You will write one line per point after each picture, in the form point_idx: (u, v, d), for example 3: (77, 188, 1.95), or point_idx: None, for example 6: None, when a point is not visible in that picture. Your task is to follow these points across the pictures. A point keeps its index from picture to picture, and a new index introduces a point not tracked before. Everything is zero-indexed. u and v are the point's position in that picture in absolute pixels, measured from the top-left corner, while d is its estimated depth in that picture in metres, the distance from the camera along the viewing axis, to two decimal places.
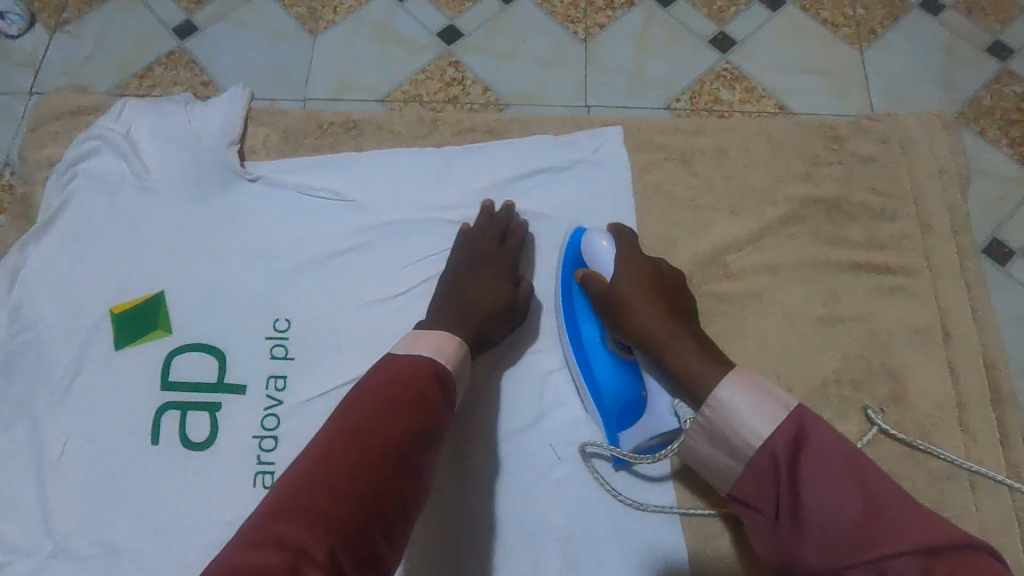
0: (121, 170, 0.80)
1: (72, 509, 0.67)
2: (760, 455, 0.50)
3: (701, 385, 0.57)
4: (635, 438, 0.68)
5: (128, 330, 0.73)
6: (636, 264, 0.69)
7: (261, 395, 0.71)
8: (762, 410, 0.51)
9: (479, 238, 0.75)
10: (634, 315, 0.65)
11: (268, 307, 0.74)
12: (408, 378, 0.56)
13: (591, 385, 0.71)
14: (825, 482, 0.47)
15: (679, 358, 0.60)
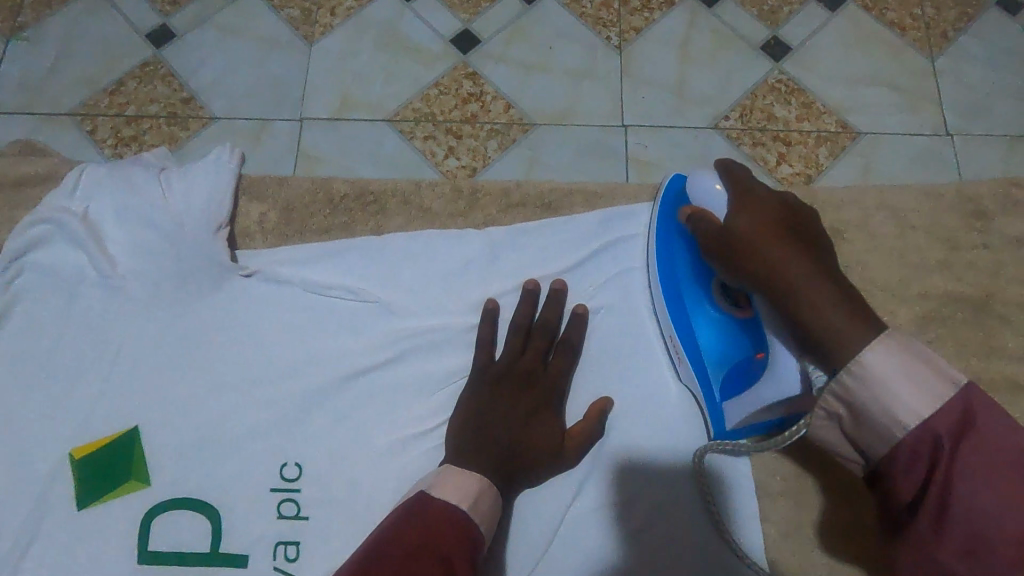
0: (80, 263, 0.63)
1: None
2: (908, 436, 0.38)
3: (838, 346, 0.42)
4: (738, 415, 0.58)
5: (94, 483, 0.57)
6: (760, 197, 0.52)
7: (269, 567, 0.55)
8: (925, 386, 0.38)
9: (521, 356, 0.59)
10: (751, 253, 0.49)
11: (272, 447, 0.58)
12: (426, 529, 0.44)
13: (687, 344, 0.59)
14: (995, 483, 0.36)
15: (815, 304, 0.44)
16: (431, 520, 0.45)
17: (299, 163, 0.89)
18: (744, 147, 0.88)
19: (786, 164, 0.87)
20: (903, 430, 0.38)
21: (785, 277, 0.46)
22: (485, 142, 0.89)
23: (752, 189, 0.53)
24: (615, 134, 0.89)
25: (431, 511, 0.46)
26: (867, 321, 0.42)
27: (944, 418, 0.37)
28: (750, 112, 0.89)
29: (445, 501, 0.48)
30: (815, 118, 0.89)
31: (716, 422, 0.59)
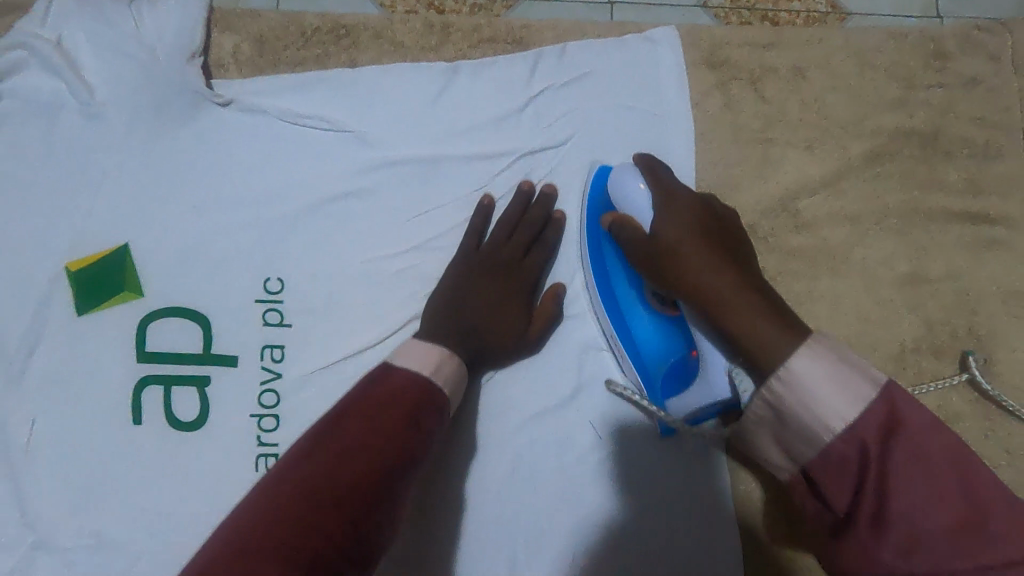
0: (57, 91, 0.64)
1: (50, 498, 0.58)
2: (835, 447, 0.39)
3: (760, 348, 0.45)
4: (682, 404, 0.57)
5: (91, 291, 0.62)
6: (676, 217, 0.55)
7: (257, 367, 0.61)
8: (844, 385, 0.39)
9: (511, 254, 0.62)
10: (684, 273, 0.53)
11: (256, 263, 0.63)
12: (389, 392, 0.49)
13: (637, 361, 0.60)
14: (913, 482, 0.37)
15: (737, 313, 0.48)
16: (406, 408, 0.48)
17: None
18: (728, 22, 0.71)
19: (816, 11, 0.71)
20: (827, 437, 0.39)
21: (719, 320, 0.49)
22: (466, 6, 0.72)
23: (679, 204, 0.56)
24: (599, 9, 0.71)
25: (411, 397, 0.49)
26: (792, 328, 0.45)
27: (870, 421, 0.38)
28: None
29: (434, 392, 0.51)
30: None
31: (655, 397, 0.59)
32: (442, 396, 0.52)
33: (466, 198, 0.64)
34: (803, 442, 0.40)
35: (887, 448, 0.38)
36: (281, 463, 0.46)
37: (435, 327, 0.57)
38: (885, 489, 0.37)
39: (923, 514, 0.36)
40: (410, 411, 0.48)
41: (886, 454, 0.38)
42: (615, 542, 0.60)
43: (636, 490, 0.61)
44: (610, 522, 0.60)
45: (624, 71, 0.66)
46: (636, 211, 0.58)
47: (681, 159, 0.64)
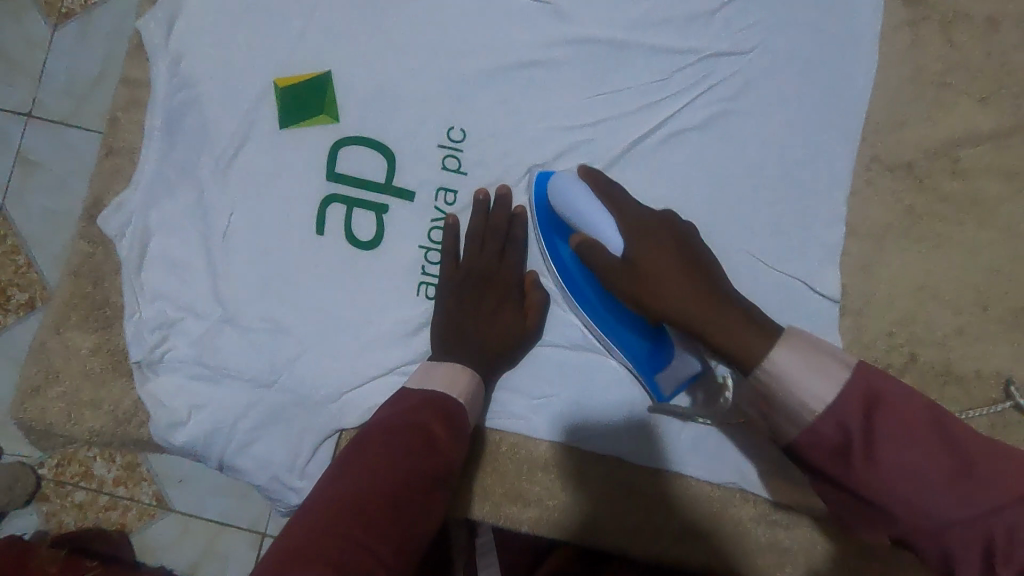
0: None
1: (239, 282, 0.66)
2: (826, 429, 0.45)
3: (747, 354, 0.50)
4: (671, 386, 0.63)
5: (293, 108, 0.68)
6: (641, 239, 0.59)
7: (429, 206, 0.67)
8: (823, 371, 0.46)
9: (488, 262, 0.66)
10: (665, 302, 0.56)
11: (442, 111, 0.68)
12: (417, 406, 0.57)
13: (628, 356, 0.65)
14: (904, 445, 0.44)
15: (724, 330, 0.53)
16: (435, 417, 0.56)
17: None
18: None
19: None
20: (808, 416, 0.45)
21: (701, 334, 0.54)
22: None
23: (642, 223, 0.60)
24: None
25: (435, 407, 0.57)
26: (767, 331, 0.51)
27: (851, 401, 0.45)
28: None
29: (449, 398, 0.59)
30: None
31: (654, 394, 0.65)
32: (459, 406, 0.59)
33: (644, 88, 0.68)
34: (790, 424, 0.47)
35: (869, 420, 0.45)
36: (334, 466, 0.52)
37: (446, 343, 0.63)
38: (876, 452, 0.44)
39: (920, 475, 0.43)
40: (443, 416, 0.57)
41: (871, 429, 0.44)
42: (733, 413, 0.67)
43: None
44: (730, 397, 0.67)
45: None
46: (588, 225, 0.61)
47: (858, 87, 0.67)
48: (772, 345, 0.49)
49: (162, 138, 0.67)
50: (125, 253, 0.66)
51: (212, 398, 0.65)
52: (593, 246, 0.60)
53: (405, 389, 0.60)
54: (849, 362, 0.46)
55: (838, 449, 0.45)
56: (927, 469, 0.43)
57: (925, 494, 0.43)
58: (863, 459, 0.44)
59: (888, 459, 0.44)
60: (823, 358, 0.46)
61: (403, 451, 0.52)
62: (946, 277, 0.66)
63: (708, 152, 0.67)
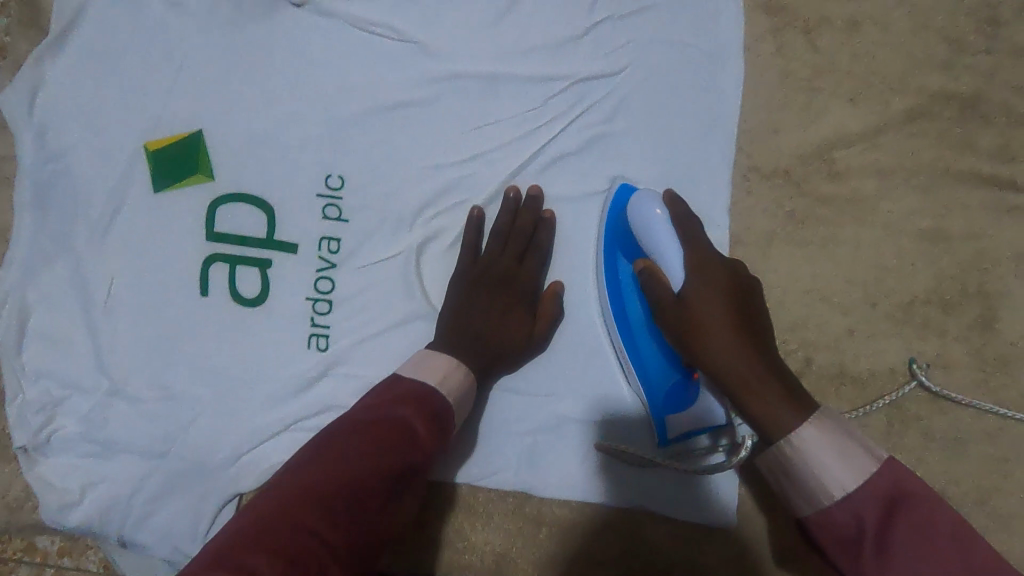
0: None
1: (123, 352, 0.65)
2: (839, 516, 0.48)
3: (774, 425, 0.52)
4: (683, 427, 0.62)
5: (166, 170, 0.67)
6: (711, 276, 0.58)
7: (314, 256, 0.66)
8: (852, 460, 0.49)
9: (508, 263, 0.64)
10: (707, 347, 0.56)
11: (319, 159, 0.67)
12: (404, 398, 0.55)
13: (643, 386, 0.64)
14: (922, 545, 0.45)
15: (761, 399, 0.54)
16: (414, 412, 0.54)
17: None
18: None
19: None
20: (824, 499, 0.49)
21: (742, 405, 0.55)
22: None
23: (708, 265, 0.58)
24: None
25: (417, 401, 0.55)
26: (799, 405, 0.53)
27: (870, 496, 0.48)
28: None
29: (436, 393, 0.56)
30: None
31: (659, 434, 0.63)
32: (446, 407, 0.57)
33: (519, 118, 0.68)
34: (804, 501, 0.50)
35: (887, 519, 0.47)
36: (302, 454, 0.52)
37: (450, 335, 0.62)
38: (887, 547, 0.46)
39: None
40: (427, 410, 0.55)
41: (885, 529, 0.46)
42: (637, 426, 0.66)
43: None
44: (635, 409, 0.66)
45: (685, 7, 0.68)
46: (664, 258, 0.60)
47: (729, 98, 0.67)
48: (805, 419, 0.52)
49: (33, 211, 0.65)
50: (3, 334, 0.64)
51: (108, 473, 0.64)
52: (657, 277, 0.59)
53: (395, 371, 0.58)
54: (879, 454, 0.49)
55: (842, 539, 0.48)
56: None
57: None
58: (870, 554, 0.46)
59: (912, 561, 0.45)
60: (852, 448, 0.49)
61: (374, 454, 0.51)
62: (833, 279, 0.66)
63: (587, 176, 0.67)
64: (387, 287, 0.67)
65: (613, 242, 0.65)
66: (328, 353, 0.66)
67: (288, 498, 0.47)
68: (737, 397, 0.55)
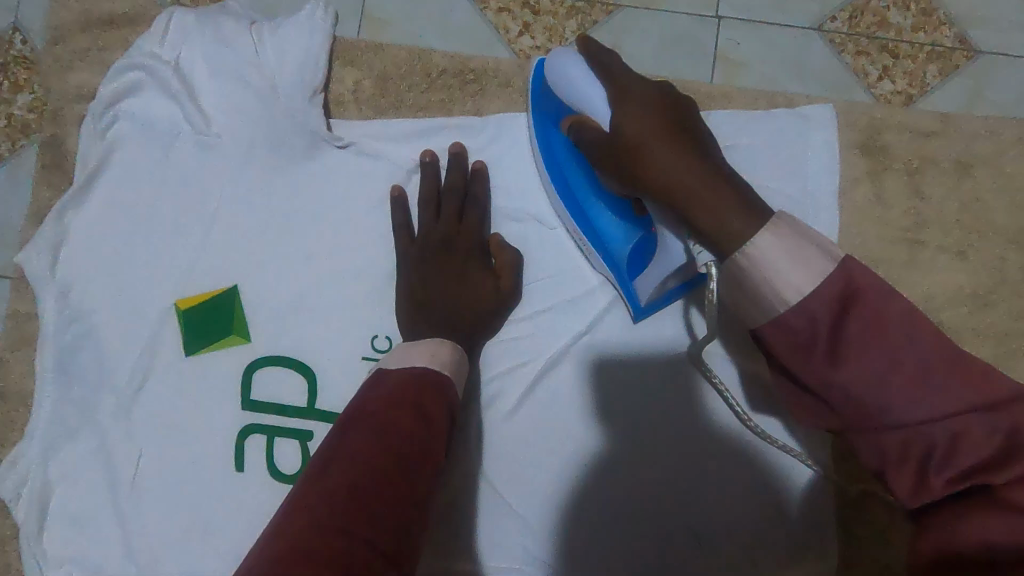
0: (174, 117, 0.62)
1: (152, 535, 0.59)
2: (794, 321, 0.38)
3: (730, 237, 0.41)
4: (647, 289, 0.55)
5: (198, 331, 0.61)
6: (643, 102, 0.47)
7: None
8: (807, 262, 0.39)
9: (447, 228, 0.59)
10: (646, 165, 0.45)
11: (364, 317, 0.61)
12: (403, 395, 0.46)
13: (602, 253, 0.57)
14: (868, 364, 0.37)
15: (712, 210, 0.42)
16: (427, 405, 0.46)
17: (363, 25, 0.66)
18: (845, 57, 0.64)
19: (897, 74, 0.63)
20: (780, 307, 0.39)
21: (689, 216, 0.43)
22: (563, 20, 0.65)
23: (630, 89, 0.49)
24: (709, 26, 0.65)
25: (436, 393, 0.48)
26: (756, 211, 0.41)
27: (823, 295, 0.38)
28: (862, 10, 0.64)
29: (444, 380, 0.49)
30: (933, 29, 0.64)
31: (632, 305, 0.58)
32: (451, 384, 0.50)
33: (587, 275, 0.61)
34: (755, 308, 0.40)
35: (841, 321, 0.38)
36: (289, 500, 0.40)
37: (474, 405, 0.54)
38: (843, 343, 0.38)
39: (883, 383, 0.37)
40: (421, 404, 0.46)
41: (843, 327, 0.38)
42: (711, 518, 0.58)
43: (767, 476, 0.59)
44: (711, 491, 0.59)
45: (772, 148, 0.60)
46: (589, 96, 0.50)
47: None
48: (762, 227, 0.40)
49: (57, 378, 0.60)
50: (26, 516, 0.59)
51: None
52: (589, 125, 0.49)
53: (378, 370, 0.50)
54: (836, 254, 0.39)
55: (798, 350, 0.39)
56: (894, 378, 0.37)
57: (884, 394, 0.37)
58: (827, 358, 0.38)
59: (873, 373, 0.37)
60: (812, 248, 0.39)
61: (383, 435, 0.42)
62: None
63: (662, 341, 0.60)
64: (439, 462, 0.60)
65: (542, 117, 0.58)
66: None
67: (309, 517, 0.38)
68: (682, 212, 0.44)
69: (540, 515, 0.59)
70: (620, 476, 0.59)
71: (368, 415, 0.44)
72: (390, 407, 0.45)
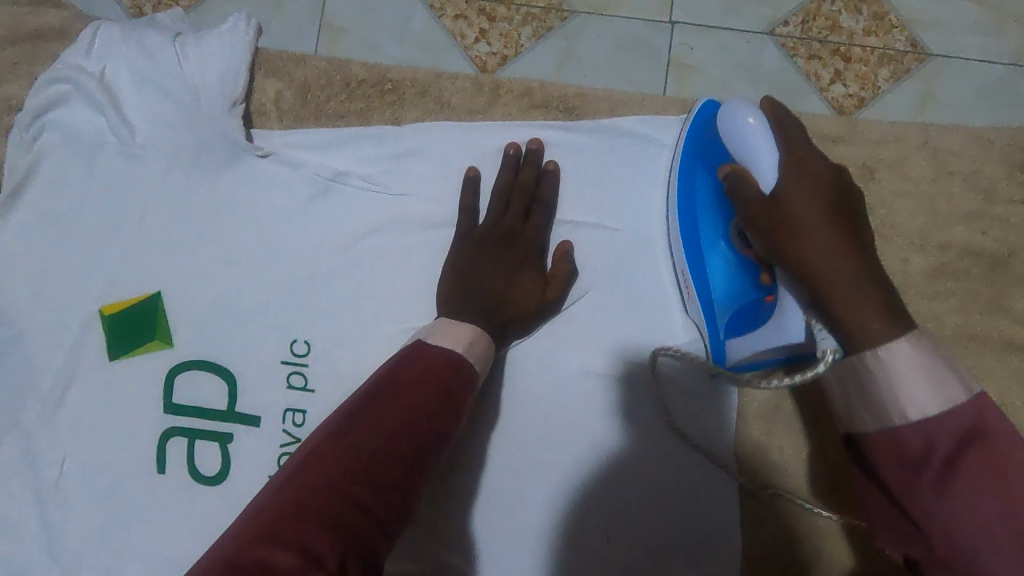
0: (98, 128, 0.64)
1: (74, 536, 0.61)
2: (909, 438, 0.38)
3: (863, 334, 0.42)
4: (743, 350, 0.55)
5: (122, 337, 0.62)
6: (812, 181, 0.49)
7: (278, 430, 0.62)
8: (939, 387, 0.38)
9: (513, 221, 0.60)
10: (802, 242, 0.47)
11: (282, 322, 0.62)
12: (426, 372, 0.49)
13: (703, 297, 0.58)
14: (984, 491, 0.36)
15: (851, 302, 0.44)
16: (444, 387, 0.49)
17: (323, 33, 0.70)
18: (798, 61, 0.67)
19: (852, 73, 0.67)
20: (897, 418, 0.39)
21: (824, 305, 0.45)
22: (519, 26, 0.69)
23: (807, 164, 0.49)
24: (662, 30, 0.68)
25: (460, 378, 0.50)
26: (896, 318, 0.42)
27: (949, 425, 0.38)
28: (813, 16, 0.68)
29: (470, 367, 0.51)
30: (885, 32, 0.67)
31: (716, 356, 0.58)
32: (478, 376, 0.52)
33: None
34: (870, 412, 0.40)
35: (962, 450, 0.37)
36: (309, 451, 0.45)
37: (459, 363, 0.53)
38: (958, 472, 0.37)
39: (988, 525, 0.36)
40: (445, 388, 0.49)
41: (959, 456, 0.37)
42: (627, 523, 0.60)
43: (684, 483, 0.60)
44: (630, 495, 0.60)
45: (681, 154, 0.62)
46: (754, 159, 0.51)
47: None
48: (902, 335, 0.41)
49: None
50: None
51: None
52: (745, 179, 0.51)
53: (421, 338, 0.53)
54: (974, 389, 0.39)
55: (900, 461, 0.39)
56: (1000, 524, 0.35)
57: (986, 546, 0.36)
58: (930, 481, 0.38)
59: (974, 515, 0.36)
60: (952, 376, 0.39)
61: (394, 412, 0.46)
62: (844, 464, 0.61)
63: (593, 351, 0.62)
64: None
65: (695, 155, 0.59)
66: None
67: (305, 483, 0.41)
68: (819, 294, 0.46)
69: (452, 516, 0.60)
70: (536, 480, 0.60)
71: (387, 392, 0.47)
72: (416, 386, 0.48)
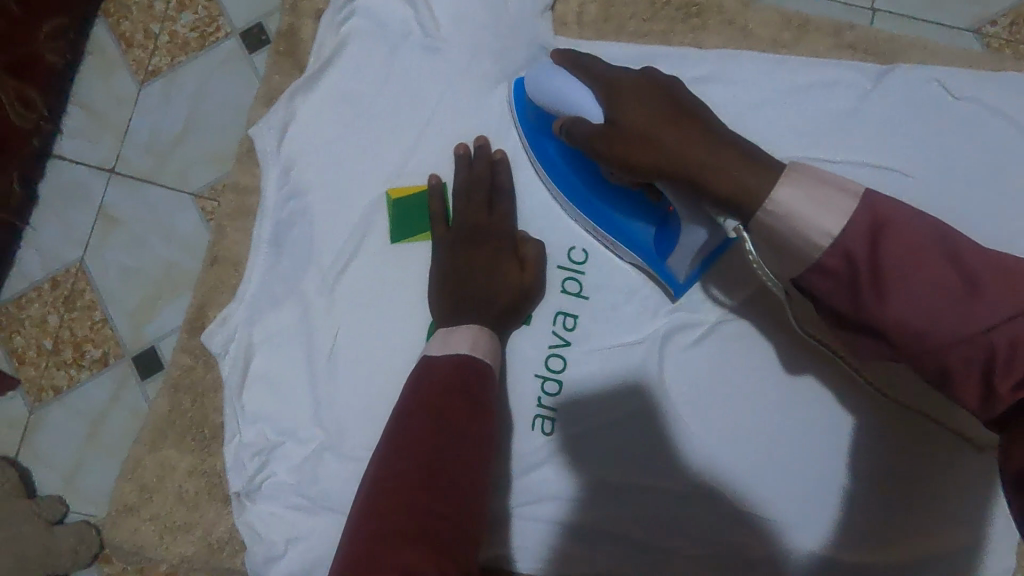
0: (407, 18, 0.65)
1: (341, 405, 0.62)
2: (833, 263, 0.43)
3: (749, 194, 0.45)
4: (683, 264, 0.58)
5: (404, 221, 0.64)
6: (622, 92, 0.53)
7: (548, 331, 0.62)
8: (830, 205, 0.42)
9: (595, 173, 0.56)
10: (655, 149, 0.50)
11: (565, 228, 0.63)
12: (445, 373, 0.51)
13: (622, 235, 0.60)
14: (910, 270, 0.41)
15: (726, 177, 0.47)
16: (471, 384, 0.51)
17: None
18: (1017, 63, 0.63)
19: None
20: (816, 254, 0.43)
21: (694, 183, 0.48)
22: None
23: (627, 87, 0.53)
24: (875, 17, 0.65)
25: (480, 382, 0.52)
26: (758, 166, 0.46)
27: (854, 232, 0.42)
28: None
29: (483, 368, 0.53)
30: None
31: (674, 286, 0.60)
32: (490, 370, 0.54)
33: None
34: (797, 261, 0.44)
35: (873, 248, 0.42)
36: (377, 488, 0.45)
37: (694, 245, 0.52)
38: (884, 267, 0.42)
39: (931, 294, 0.41)
40: (470, 383, 0.51)
41: (873, 252, 0.42)
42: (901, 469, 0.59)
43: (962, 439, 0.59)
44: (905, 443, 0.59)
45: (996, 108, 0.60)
46: (578, 102, 0.54)
47: None
48: (777, 176, 0.45)
49: (270, 248, 0.64)
50: (230, 371, 0.63)
51: (309, 529, 0.61)
52: (580, 124, 0.53)
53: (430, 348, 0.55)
54: (859, 190, 0.43)
55: (842, 289, 0.43)
56: (936, 291, 0.41)
57: (924, 315, 0.41)
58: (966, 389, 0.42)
59: (910, 296, 0.41)
60: (838, 195, 0.42)
61: (434, 408, 0.49)
62: None
63: None
64: (622, 374, 0.61)
65: (537, 135, 0.61)
66: (553, 437, 0.61)
67: (397, 510, 0.43)
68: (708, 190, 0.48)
69: (716, 439, 0.60)
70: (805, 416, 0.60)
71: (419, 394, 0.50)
72: (453, 389, 0.50)
